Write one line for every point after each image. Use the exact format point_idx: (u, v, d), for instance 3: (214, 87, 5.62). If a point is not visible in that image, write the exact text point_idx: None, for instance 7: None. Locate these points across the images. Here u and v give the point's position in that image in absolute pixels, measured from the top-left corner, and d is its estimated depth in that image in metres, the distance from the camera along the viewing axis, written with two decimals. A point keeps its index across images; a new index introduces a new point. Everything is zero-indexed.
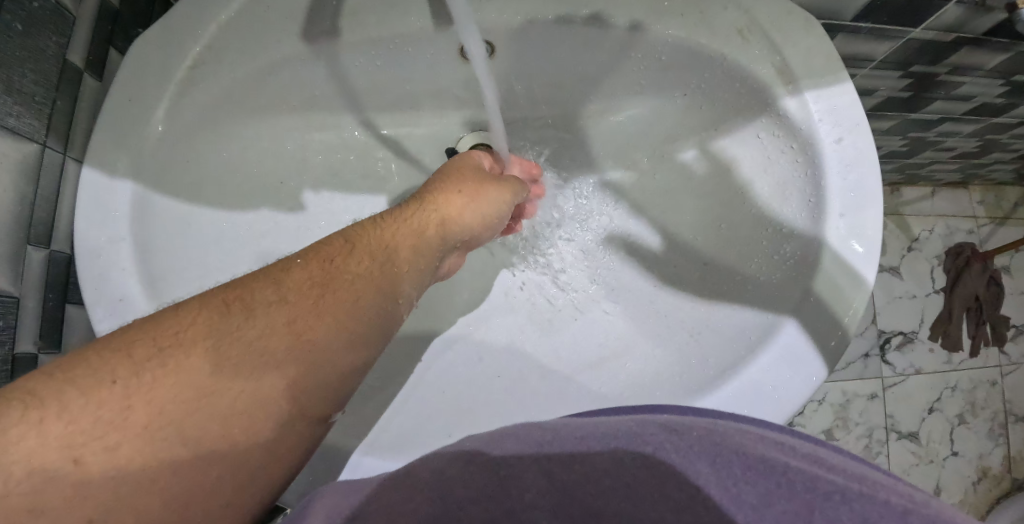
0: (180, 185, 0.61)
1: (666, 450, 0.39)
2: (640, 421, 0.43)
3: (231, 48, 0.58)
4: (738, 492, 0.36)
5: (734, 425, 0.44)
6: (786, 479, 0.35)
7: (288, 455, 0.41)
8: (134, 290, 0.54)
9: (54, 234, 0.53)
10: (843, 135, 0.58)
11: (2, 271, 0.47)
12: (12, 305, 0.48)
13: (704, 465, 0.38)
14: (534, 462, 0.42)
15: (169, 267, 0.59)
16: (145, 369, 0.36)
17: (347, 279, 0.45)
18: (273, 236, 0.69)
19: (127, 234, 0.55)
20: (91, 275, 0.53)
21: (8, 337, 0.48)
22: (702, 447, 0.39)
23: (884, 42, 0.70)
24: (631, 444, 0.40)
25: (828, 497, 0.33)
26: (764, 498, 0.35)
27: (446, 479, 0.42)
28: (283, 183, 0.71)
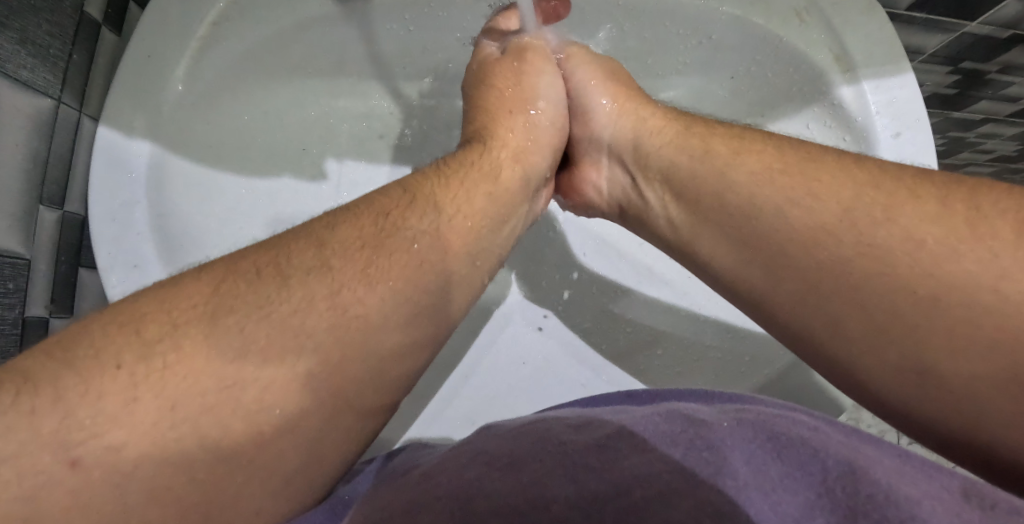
0: (204, 139, 0.53)
1: (680, 440, 0.26)
2: (665, 414, 0.30)
3: (258, 3, 0.49)
4: (779, 499, 0.23)
5: (779, 414, 0.31)
6: (825, 485, 0.23)
7: (331, 457, 0.29)
8: (147, 252, 0.47)
9: (69, 193, 0.48)
10: (902, 130, 0.47)
11: (14, 232, 0.42)
12: (24, 267, 0.43)
13: (711, 455, 0.25)
14: (542, 455, 0.28)
15: (186, 235, 0.51)
16: (158, 351, 0.25)
17: (406, 227, 0.34)
18: (294, 205, 0.62)
19: (142, 198, 0.47)
20: (103, 235, 0.45)
21: (18, 302, 0.43)
22: (736, 442, 0.26)
23: (936, 35, 0.58)
24: (655, 438, 0.27)
25: (869, 498, 0.22)
26: (805, 509, 0.22)
27: (470, 485, 0.26)
28: (305, 151, 0.63)
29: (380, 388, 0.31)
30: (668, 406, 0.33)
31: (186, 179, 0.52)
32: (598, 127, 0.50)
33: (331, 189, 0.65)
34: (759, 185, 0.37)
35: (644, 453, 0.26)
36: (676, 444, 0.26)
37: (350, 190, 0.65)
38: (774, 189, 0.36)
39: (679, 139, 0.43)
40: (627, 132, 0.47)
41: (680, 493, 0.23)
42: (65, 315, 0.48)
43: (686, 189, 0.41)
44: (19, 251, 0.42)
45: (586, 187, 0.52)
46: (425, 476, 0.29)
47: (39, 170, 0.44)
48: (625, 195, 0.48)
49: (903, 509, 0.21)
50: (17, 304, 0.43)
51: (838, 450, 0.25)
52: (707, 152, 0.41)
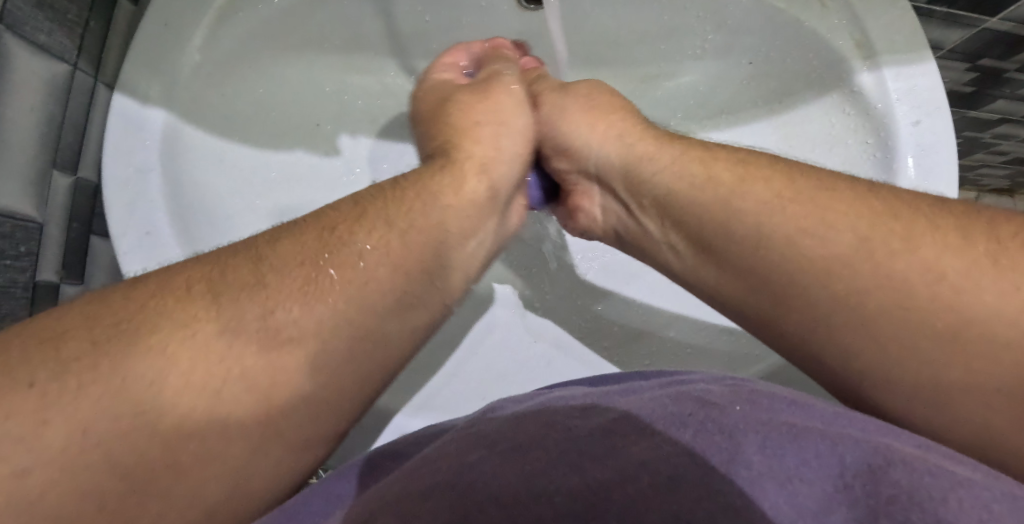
0: (224, 109, 0.52)
1: (690, 423, 0.26)
2: (677, 395, 0.29)
3: None
4: (794, 489, 0.22)
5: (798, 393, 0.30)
6: (844, 476, 0.22)
7: (258, 482, 0.30)
8: (162, 219, 0.45)
9: (83, 160, 0.47)
10: (922, 117, 0.46)
11: (28, 193, 0.41)
12: (37, 232, 0.43)
13: (725, 440, 0.24)
14: (546, 436, 0.27)
15: (199, 202, 0.49)
16: (114, 339, 0.27)
17: (352, 242, 0.34)
18: (309, 182, 0.60)
19: (158, 164, 0.45)
20: (116, 203, 0.44)
21: (30, 266, 0.43)
22: (751, 426, 0.25)
23: (956, 30, 0.56)
24: (667, 421, 0.26)
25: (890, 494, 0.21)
26: (823, 503, 0.21)
27: (471, 467, 0.26)
28: (319, 126, 0.61)
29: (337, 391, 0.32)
30: (680, 387, 0.33)
31: (206, 149, 0.51)
32: (589, 153, 0.47)
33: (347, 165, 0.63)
34: (725, 203, 0.37)
35: (653, 440, 0.25)
36: (685, 427, 0.25)
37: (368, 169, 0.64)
38: (742, 195, 0.36)
39: (676, 164, 0.41)
40: (615, 161, 0.45)
41: (688, 480, 0.23)
42: (75, 282, 0.48)
43: (684, 219, 0.39)
44: (32, 215, 0.42)
45: (580, 214, 0.50)
46: (428, 456, 0.29)
47: (54, 134, 0.43)
48: (619, 219, 0.46)
49: (933, 505, 0.20)
50: (29, 267, 0.43)
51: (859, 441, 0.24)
52: (709, 181, 0.38)
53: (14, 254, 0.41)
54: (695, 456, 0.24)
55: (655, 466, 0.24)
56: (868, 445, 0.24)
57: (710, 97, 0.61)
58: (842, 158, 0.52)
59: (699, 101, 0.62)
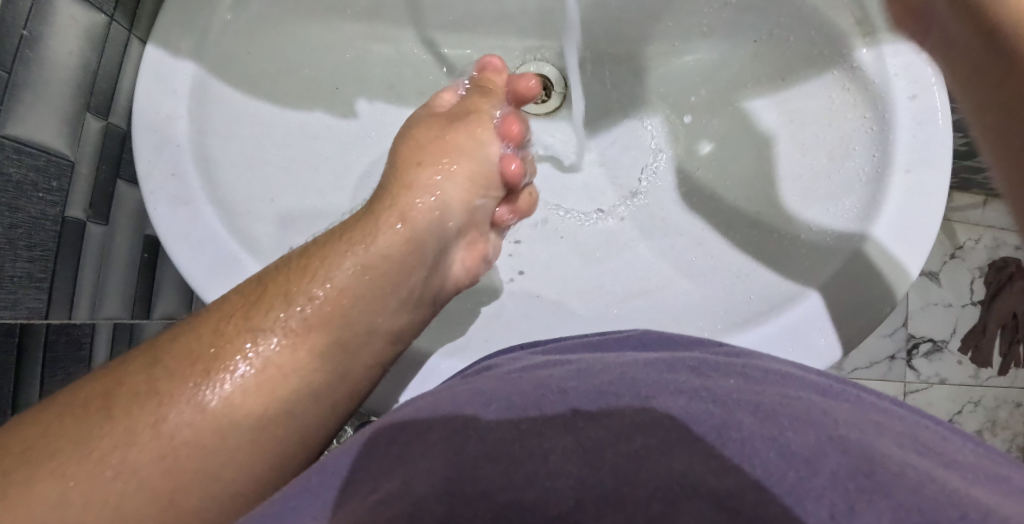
0: (249, 74, 0.47)
1: (682, 391, 0.26)
2: (669, 362, 0.30)
3: None
4: (787, 440, 0.22)
5: (762, 363, 0.31)
6: (836, 433, 0.23)
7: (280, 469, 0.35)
8: (189, 160, 0.42)
9: (115, 107, 0.46)
10: (919, 92, 0.39)
11: (58, 131, 0.41)
12: (66, 168, 0.42)
13: (716, 406, 0.24)
14: (540, 394, 0.27)
15: (226, 159, 0.45)
16: (97, 427, 0.30)
17: (263, 318, 0.35)
18: (323, 141, 0.51)
19: (185, 113, 0.43)
20: (144, 146, 0.41)
21: (59, 199, 0.42)
22: (741, 395, 0.25)
23: None
24: (656, 387, 0.27)
25: (886, 455, 0.22)
26: (814, 449, 0.22)
27: (474, 431, 0.25)
28: (337, 90, 0.52)
29: (308, 401, 0.36)
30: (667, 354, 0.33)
31: (227, 108, 0.46)
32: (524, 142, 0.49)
33: (369, 131, 0.53)
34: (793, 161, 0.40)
35: (645, 405, 0.25)
36: (678, 395, 0.26)
37: (383, 135, 0.54)
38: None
39: None
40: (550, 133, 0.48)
41: (681, 443, 0.23)
42: (102, 224, 0.46)
43: None
44: (64, 152, 0.41)
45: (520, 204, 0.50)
46: (426, 414, 0.28)
47: (88, 80, 0.43)
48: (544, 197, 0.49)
49: (922, 470, 0.21)
50: (57, 201, 0.41)
51: (844, 412, 0.25)
52: None
53: (41, 187, 0.40)
54: (675, 423, 0.24)
55: (650, 429, 0.24)
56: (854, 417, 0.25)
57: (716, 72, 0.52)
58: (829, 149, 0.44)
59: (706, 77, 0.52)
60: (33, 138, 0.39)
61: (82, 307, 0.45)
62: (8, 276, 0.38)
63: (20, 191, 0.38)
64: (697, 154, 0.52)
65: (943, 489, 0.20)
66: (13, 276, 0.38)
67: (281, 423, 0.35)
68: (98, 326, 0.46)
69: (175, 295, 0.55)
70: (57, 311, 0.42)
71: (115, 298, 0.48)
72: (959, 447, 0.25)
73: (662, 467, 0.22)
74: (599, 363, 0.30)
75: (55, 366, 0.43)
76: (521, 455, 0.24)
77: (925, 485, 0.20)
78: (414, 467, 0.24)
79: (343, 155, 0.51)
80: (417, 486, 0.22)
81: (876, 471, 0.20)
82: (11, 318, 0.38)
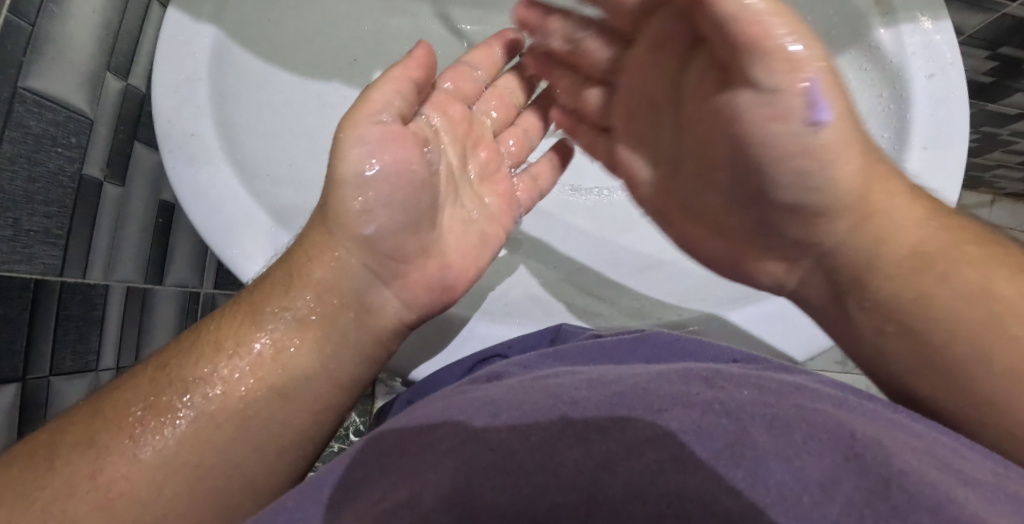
0: (271, 37, 0.47)
1: (697, 404, 0.25)
2: (682, 372, 0.29)
3: None
4: (802, 465, 0.22)
5: (774, 373, 0.30)
6: (852, 452, 0.22)
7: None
8: (208, 123, 0.41)
9: (134, 67, 0.45)
10: (936, 72, 0.43)
11: (79, 88, 0.40)
12: (85, 126, 0.41)
13: (730, 421, 0.24)
14: (555, 409, 0.27)
15: (244, 120, 0.44)
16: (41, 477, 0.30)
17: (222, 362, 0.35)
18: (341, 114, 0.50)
19: (206, 75, 0.42)
20: (165, 104, 0.40)
21: (76, 156, 0.41)
22: (756, 408, 0.25)
23: (976, 14, 0.53)
24: (675, 397, 0.26)
25: (903, 471, 0.21)
26: (830, 473, 0.21)
27: (482, 443, 0.25)
28: (354, 62, 0.51)
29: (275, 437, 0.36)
30: (674, 363, 0.32)
31: (251, 75, 0.45)
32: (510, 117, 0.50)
33: None
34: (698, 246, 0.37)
35: (655, 418, 0.25)
36: (693, 406, 0.25)
37: None
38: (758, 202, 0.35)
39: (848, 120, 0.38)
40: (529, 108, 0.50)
41: (691, 461, 0.22)
42: (116, 185, 0.46)
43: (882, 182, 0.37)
44: (82, 108, 0.41)
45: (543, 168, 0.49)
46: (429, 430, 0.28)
47: (110, 38, 0.42)
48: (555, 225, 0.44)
49: (942, 491, 0.20)
50: (74, 157, 0.41)
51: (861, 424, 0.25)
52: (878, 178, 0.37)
53: (59, 142, 0.39)
54: (677, 438, 0.23)
55: (662, 442, 0.24)
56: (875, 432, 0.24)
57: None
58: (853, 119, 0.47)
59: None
60: (55, 93, 0.38)
61: (96, 269, 0.45)
62: (24, 231, 0.37)
63: (39, 145, 0.37)
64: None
65: (961, 511, 0.20)
66: (30, 230, 0.38)
67: (235, 472, 0.34)
68: (111, 288, 0.47)
69: (185, 262, 0.56)
70: (71, 268, 0.42)
71: (127, 261, 0.48)
72: (974, 463, 0.24)
73: (672, 483, 0.22)
74: (613, 375, 0.30)
75: (68, 325, 0.43)
76: (530, 466, 0.24)
77: (946, 508, 0.20)
78: (421, 474, 0.24)
79: None
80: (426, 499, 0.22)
81: (893, 496, 0.20)
82: (26, 273, 0.38)
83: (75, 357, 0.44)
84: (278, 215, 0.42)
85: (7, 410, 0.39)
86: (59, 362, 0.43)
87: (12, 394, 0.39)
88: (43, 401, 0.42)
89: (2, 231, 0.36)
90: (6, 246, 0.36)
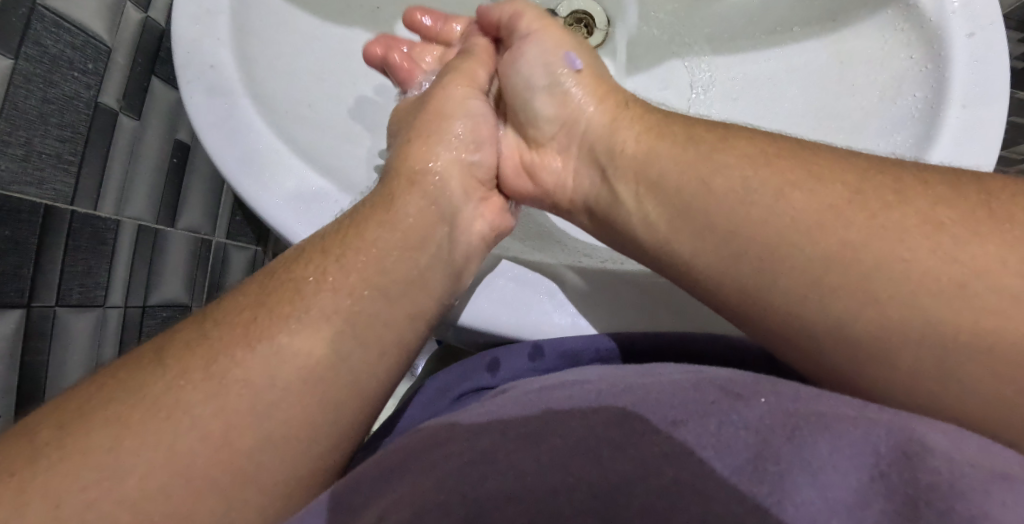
0: None
1: (713, 413, 0.24)
2: (694, 378, 0.27)
3: None
4: (825, 480, 0.21)
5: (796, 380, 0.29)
6: (879, 470, 0.21)
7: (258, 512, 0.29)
8: (228, 55, 0.38)
9: (156, 0, 0.45)
10: (978, 30, 0.38)
11: (93, 8, 0.39)
12: (101, 54, 0.40)
13: (748, 433, 0.23)
14: (564, 426, 0.26)
15: (265, 58, 0.41)
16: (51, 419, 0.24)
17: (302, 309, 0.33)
18: (363, 60, 0.47)
19: (227, 8, 0.39)
20: (185, 35, 0.38)
21: (92, 82, 0.40)
22: (771, 419, 0.23)
23: None
24: (687, 412, 0.25)
25: (932, 488, 0.20)
26: (858, 495, 0.20)
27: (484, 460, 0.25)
28: (377, 10, 0.49)
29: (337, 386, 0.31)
30: (689, 368, 0.31)
31: (272, 14, 0.43)
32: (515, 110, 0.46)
33: None
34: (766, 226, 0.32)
35: (671, 432, 0.24)
36: (706, 420, 0.24)
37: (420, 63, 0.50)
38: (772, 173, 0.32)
39: None
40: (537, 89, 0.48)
41: (714, 480, 0.22)
42: (134, 118, 0.45)
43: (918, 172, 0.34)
44: (99, 33, 0.40)
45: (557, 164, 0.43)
46: (435, 444, 0.28)
47: None
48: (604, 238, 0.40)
49: (973, 502, 0.19)
50: (91, 84, 0.40)
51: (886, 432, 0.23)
52: None
53: (77, 66, 0.39)
54: (696, 455, 0.23)
55: (681, 460, 0.23)
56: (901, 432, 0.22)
57: (761, 18, 0.48)
58: (885, 80, 0.42)
59: (752, 22, 0.49)
60: (72, 14, 0.38)
61: (108, 201, 0.44)
62: (37, 151, 0.37)
63: (54, 66, 0.37)
64: (734, 91, 0.50)
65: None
66: (43, 153, 0.37)
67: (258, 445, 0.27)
68: (121, 224, 0.45)
69: (197, 209, 0.55)
70: (83, 199, 0.41)
71: (139, 198, 0.47)
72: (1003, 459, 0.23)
73: (694, 506, 0.21)
74: (625, 382, 0.28)
75: (77, 255, 0.42)
76: (545, 489, 0.23)
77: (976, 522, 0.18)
78: (426, 489, 0.24)
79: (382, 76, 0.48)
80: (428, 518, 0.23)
81: (923, 517, 0.19)
82: (36, 196, 0.37)
83: (83, 289, 0.43)
84: (311, 158, 0.39)
85: (10, 338, 0.38)
86: (65, 293, 0.42)
87: (17, 319, 0.38)
88: (49, 331, 0.41)
89: (13, 149, 0.35)
90: (16, 165, 0.36)
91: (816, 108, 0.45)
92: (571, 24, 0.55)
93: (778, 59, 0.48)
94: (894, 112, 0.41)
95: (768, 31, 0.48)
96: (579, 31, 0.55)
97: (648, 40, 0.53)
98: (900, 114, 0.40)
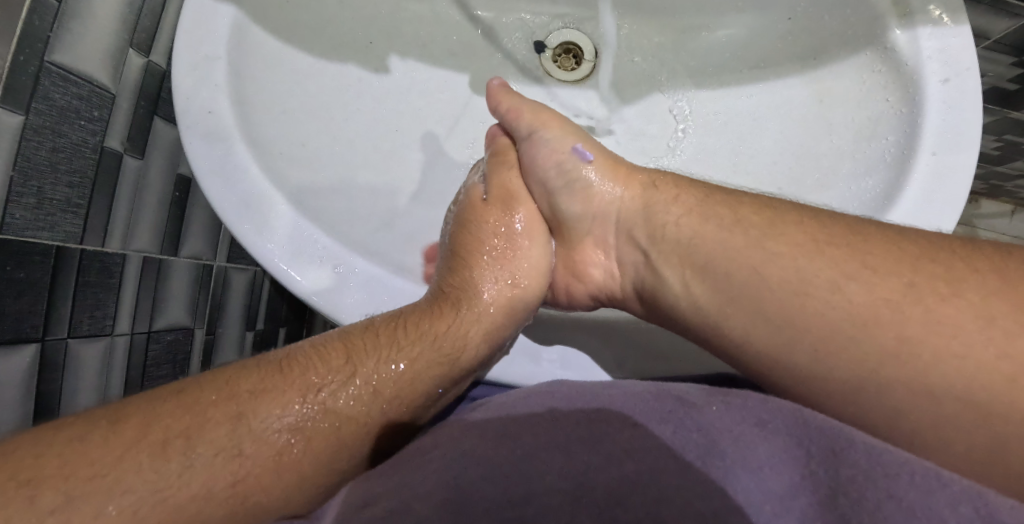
0: (288, 19, 0.47)
1: (670, 419, 0.27)
2: (658, 387, 0.30)
3: None
4: (763, 477, 0.24)
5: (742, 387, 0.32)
6: (809, 470, 0.24)
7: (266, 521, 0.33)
8: (224, 101, 0.41)
9: (156, 45, 0.47)
10: (951, 76, 0.40)
11: (102, 61, 0.42)
12: (107, 101, 0.43)
13: (701, 435, 0.26)
14: (537, 426, 0.28)
15: (261, 102, 0.44)
16: None
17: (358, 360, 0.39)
18: (356, 95, 0.50)
19: (223, 54, 0.42)
20: (183, 82, 0.41)
21: (98, 128, 0.43)
22: (722, 425, 0.26)
23: (1003, 18, 0.50)
24: (650, 418, 0.28)
25: (851, 478, 0.23)
26: (790, 489, 0.24)
27: (467, 453, 0.28)
28: (371, 45, 0.52)
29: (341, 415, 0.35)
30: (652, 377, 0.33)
31: (266, 57, 0.46)
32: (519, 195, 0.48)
33: (398, 87, 0.53)
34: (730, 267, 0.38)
35: (634, 432, 0.27)
36: (665, 424, 0.27)
37: (412, 95, 0.53)
38: (754, 249, 0.37)
39: None
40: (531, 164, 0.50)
41: (669, 471, 0.25)
42: (137, 157, 0.48)
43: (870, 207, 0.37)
44: (105, 83, 0.43)
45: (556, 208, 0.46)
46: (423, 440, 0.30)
47: (133, 14, 0.44)
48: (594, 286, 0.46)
49: (881, 488, 0.22)
50: (97, 130, 0.43)
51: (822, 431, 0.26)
52: None
53: (83, 115, 0.41)
54: (655, 453, 0.26)
55: (642, 457, 0.26)
56: (834, 429, 0.25)
57: (743, 54, 0.52)
58: (864, 118, 0.45)
59: (735, 57, 0.53)
60: (79, 66, 0.40)
61: (115, 237, 0.47)
62: (48, 198, 0.40)
63: (62, 117, 0.39)
64: (717, 125, 0.52)
65: (899, 507, 0.21)
66: (52, 199, 0.40)
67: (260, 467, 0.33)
68: (128, 257, 0.48)
69: (198, 236, 0.58)
70: (92, 236, 0.44)
71: (145, 231, 0.50)
72: None
73: (651, 491, 0.24)
74: (594, 386, 0.31)
75: (86, 290, 0.44)
76: (521, 477, 0.26)
77: (881, 508, 0.21)
78: (414, 479, 0.27)
79: (374, 110, 0.51)
80: (420, 506, 0.25)
81: (841, 506, 0.22)
82: (48, 240, 0.40)
83: (93, 320, 0.46)
84: (300, 199, 0.41)
85: (28, 368, 0.41)
86: (76, 324, 0.44)
87: (31, 353, 0.41)
88: (61, 362, 0.44)
89: (27, 198, 0.38)
90: (30, 213, 0.38)
91: (799, 143, 0.48)
92: (560, 55, 0.58)
93: (760, 95, 0.51)
94: (873, 150, 0.44)
95: (751, 68, 0.52)
96: (568, 62, 0.58)
97: (631, 71, 0.56)
98: (878, 151, 0.43)
